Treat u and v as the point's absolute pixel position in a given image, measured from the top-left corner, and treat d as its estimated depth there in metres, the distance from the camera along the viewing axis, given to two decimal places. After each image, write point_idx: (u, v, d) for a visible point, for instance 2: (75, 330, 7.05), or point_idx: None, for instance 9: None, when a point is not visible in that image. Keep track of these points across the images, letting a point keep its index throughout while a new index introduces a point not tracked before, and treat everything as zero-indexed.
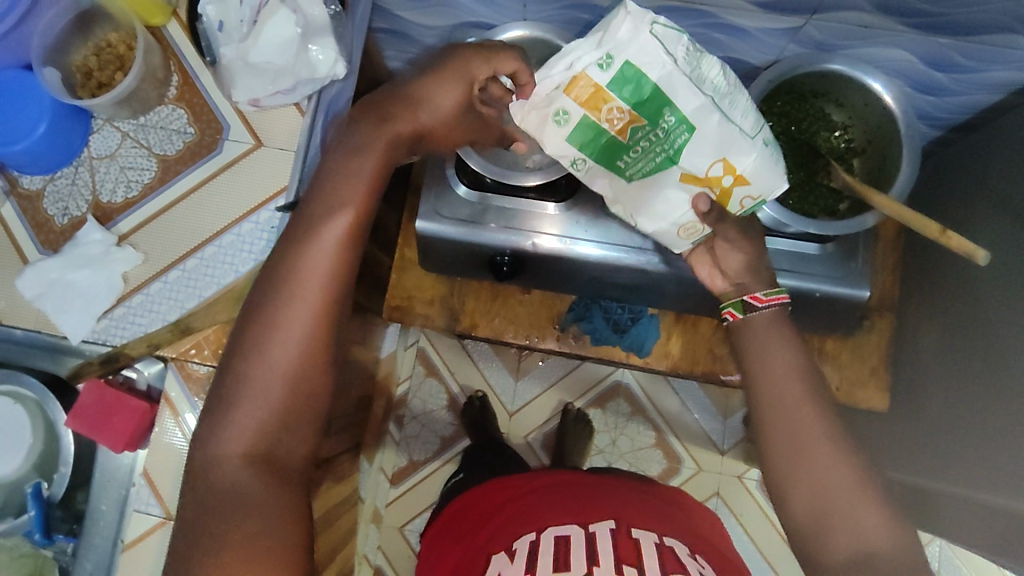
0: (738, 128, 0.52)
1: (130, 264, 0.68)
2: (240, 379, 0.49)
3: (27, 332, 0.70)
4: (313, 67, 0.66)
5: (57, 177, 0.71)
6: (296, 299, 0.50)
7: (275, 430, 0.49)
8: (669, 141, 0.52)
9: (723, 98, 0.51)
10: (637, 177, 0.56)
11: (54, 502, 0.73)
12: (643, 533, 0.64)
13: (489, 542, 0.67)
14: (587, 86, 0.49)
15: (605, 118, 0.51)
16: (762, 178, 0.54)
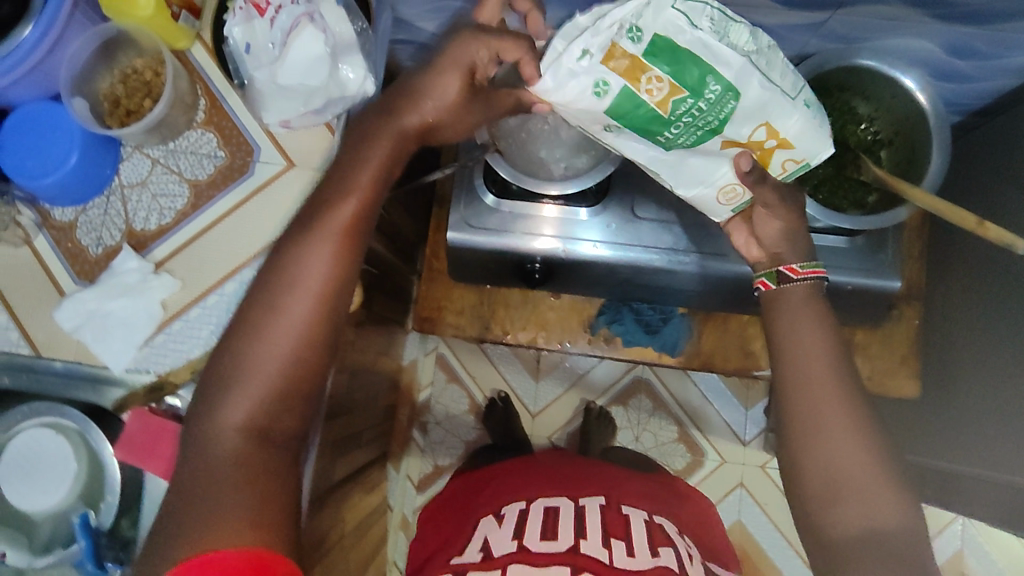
0: (781, 89, 0.49)
1: (167, 291, 0.68)
2: (241, 361, 0.54)
3: (67, 364, 0.69)
4: (343, 87, 0.65)
5: (89, 208, 0.71)
6: (295, 296, 0.55)
7: (266, 417, 0.53)
8: (714, 109, 0.48)
9: (761, 58, 0.48)
10: (677, 148, 0.52)
11: (102, 531, 0.72)
12: (633, 509, 0.72)
13: (483, 511, 0.74)
14: (624, 58, 0.45)
15: (646, 89, 0.47)
16: (805, 142, 0.51)
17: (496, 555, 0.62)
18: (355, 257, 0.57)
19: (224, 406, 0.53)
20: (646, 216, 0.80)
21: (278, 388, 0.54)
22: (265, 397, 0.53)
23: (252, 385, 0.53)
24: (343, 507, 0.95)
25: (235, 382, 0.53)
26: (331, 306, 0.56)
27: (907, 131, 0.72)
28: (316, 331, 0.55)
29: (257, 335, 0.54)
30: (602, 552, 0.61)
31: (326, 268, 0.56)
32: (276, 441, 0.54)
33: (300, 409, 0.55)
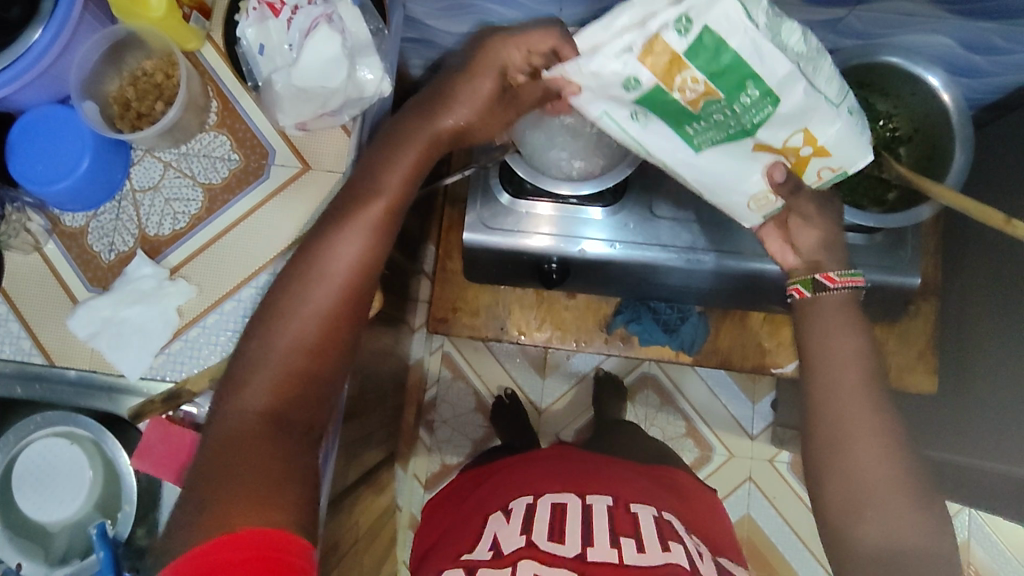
0: (826, 96, 0.47)
1: (183, 297, 0.67)
2: (266, 342, 0.53)
3: (81, 373, 0.68)
4: (360, 88, 0.64)
5: (100, 213, 0.69)
6: (321, 283, 0.54)
7: (288, 402, 0.53)
8: (751, 109, 0.48)
9: (811, 61, 0.46)
10: (705, 146, 0.51)
11: (120, 541, 0.71)
12: (641, 508, 0.70)
13: (489, 506, 0.73)
14: (663, 53, 0.44)
15: (679, 88, 0.46)
16: (842, 150, 0.51)
17: (506, 552, 0.61)
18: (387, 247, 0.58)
19: (248, 389, 0.52)
20: (663, 215, 0.79)
21: (303, 373, 0.53)
22: (290, 382, 0.53)
23: (278, 369, 0.52)
24: (357, 510, 0.95)
25: (259, 366, 0.53)
26: (358, 291, 0.55)
27: (927, 128, 0.71)
28: (342, 315, 0.55)
29: (282, 318, 0.54)
30: (611, 553, 0.61)
31: (356, 251, 0.56)
32: (296, 427, 0.53)
33: (322, 397, 0.54)
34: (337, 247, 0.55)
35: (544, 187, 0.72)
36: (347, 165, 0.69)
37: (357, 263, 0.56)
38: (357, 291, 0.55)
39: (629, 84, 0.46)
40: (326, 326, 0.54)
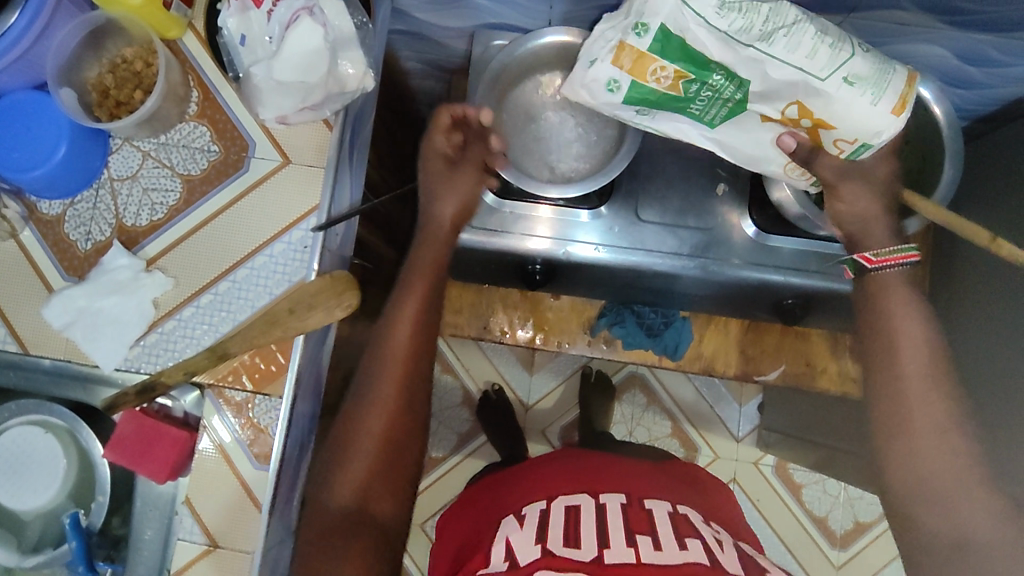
0: (807, 66, 0.54)
1: (159, 289, 0.67)
2: (353, 423, 0.63)
3: (55, 362, 0.67)
4: (342, 82, 0.64)
5: (77, 201, 0.68)
6: (376, 411, 0.62)
7: (370, 495, 0.61)
8: (723, 101, 0.58)
9: (781, 42, 0.54)
10: (717, 122, 0.60)
11: (93, 530, 0.73)
12: (655, 503, 0.66)
13: (503, 512, 0.68)
14: (631, 53, 0.55)
15: (653, 79, 0.57)
16: (850, 114, 0.55)
17: (522, 561, 0.55)
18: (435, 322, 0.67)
19: (333, 489, 0.61)
20: (650, 219, 0.78)
21: (381, 452, 0.62)
22: (366, 475, 0.61)
23: (354, 480, 0.61)
24: None
25: (339, 455, 0.62)
26: (416, 359, 0.65)
27: (917, 142, 0.70)
28: (406, 383, 0.64)
29: (353, 419, 0.62)
30: (629, 552, 0.55)
31: (406, 334, 0.65)
32: (383, 520, 0.61)
33: (401, 488, 0.62)
34: (395, 327, 0.65)
35: (529, 186, 0.69)
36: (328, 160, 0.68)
37: (411, 332, 0.65)
38: (416, 359, 0.64)
39: (610, 84, 0.57)
40: (389, 467, 0.62)
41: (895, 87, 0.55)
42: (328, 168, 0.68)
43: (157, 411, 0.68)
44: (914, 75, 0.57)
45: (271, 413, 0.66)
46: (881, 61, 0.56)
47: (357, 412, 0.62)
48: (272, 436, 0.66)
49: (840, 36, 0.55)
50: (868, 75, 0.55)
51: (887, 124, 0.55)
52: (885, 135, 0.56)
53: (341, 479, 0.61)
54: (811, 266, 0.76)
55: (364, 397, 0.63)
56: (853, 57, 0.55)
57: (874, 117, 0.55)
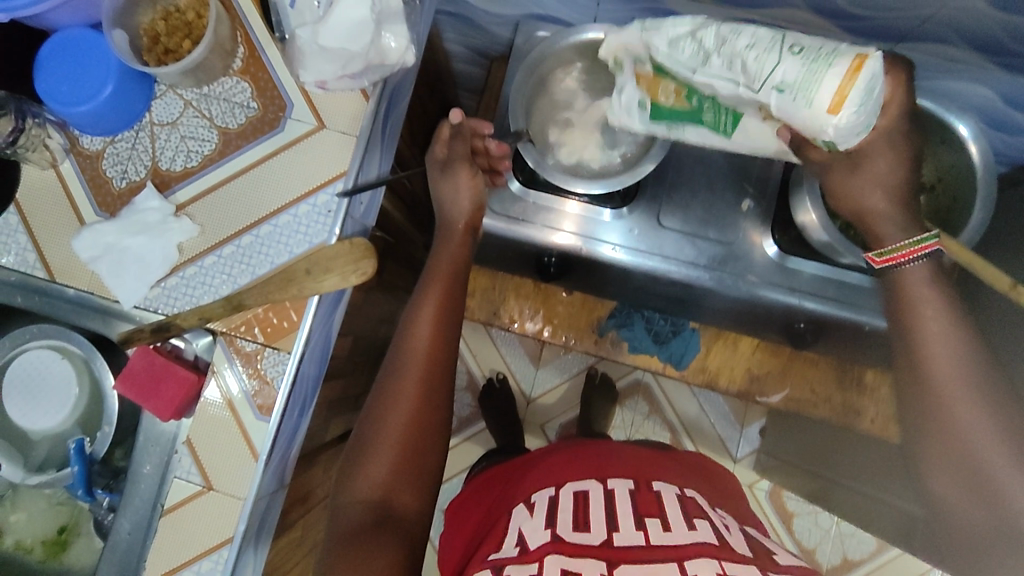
0: (740, 79, 0.54)
1: (185, 235, 0.69)
2: (376, 417, 0.63)
3: (79, 292, 0.70)
4: (384, 55, 0.65)
5: (118, 140, 0.71)
6: (400, 401, 0.63)
7: (393, 492, 0.60)
8: (723, 114, 0.60)
9: (712, 61, 0.56)
10: (731, 131, 0.61)
11: (95, 460, 0.75)
12: (664, 485, 0.68)
13: (513, 499, 0.69)
14: (645, 79, 0.63)
15: (664, 97, 0.62)
16: (798, 118, 0.52)
17: (532, 547, 0.56)
18: (455, 314, 0.69)
19: (357, 484, 0.61)
20: (670, 226, 0.78)
21: (406, 450, 0.62)
22: (391, 470, 0.61)
23: (379, 473, 0.61)
24: (333, 467, 0.96)
25: (364, 453, 0.62)
26: (440, 354, 0.66)
27: (951, 181, 0.69)
28: (431, 380, 0.65)
29: (376, 415, 0.63)
30: (638, 536, 0.56)
31: (430, 333, 0.66)
32: (404, 516, 0.60)
33: (422, 486, 0.62)
34: (416, 327, 0.67)
35: (553, 179, 0.71)
36: (362, 128, 0.69)
37: (436, 323, 0.67)
38: (440, 354, 0.66)
39: (638, 104, 0.65)
40: (411, 456, 0.62)
41: (834, 82, 0.49)
42: (361, 138, 0.69)
43: (170, 351, 0.70)
44: (867, 56, 0.49)
45: (278, 366, 0.68)
46: (820, 56, 0.50)
47: (381, 404, 0.64)
48: (276, 390, 0.68)
49: (773, 43, 0.53)
50: (795, 79, 0.51)
51: (831, 124, 0.50)
52: (834, 134, 0.50)
53: (366, 468, 0.61)
54: (824, 293, 0.76)
55: (389, 395, 0.64)
56: (785, 59, 0.51)
57: (815, 120, 0.51)
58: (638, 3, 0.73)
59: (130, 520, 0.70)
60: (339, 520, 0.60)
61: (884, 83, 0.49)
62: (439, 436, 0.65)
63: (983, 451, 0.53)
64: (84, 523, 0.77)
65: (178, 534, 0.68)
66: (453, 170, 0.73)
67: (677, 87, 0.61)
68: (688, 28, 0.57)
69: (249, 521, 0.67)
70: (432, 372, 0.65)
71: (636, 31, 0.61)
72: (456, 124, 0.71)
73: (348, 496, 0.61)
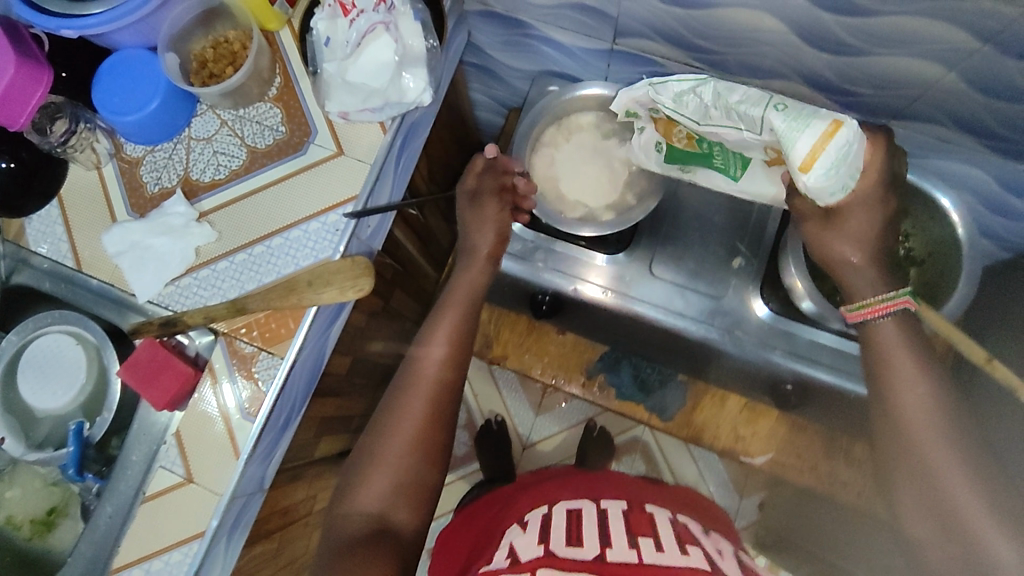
0: (742, 127, 0.60)
1: (204, 240, 0.74)
2: (381, 432, 0.65)
3: (100, 284, 0.76)
4: (402, 92, 0.72)
5: (157, 150, 0.78)
6: (405, 421, 0.65)
7: (393, 507, 0.63)
8: (732, 159, 0.67)
9: (713, 114, 0.61)
10: (738, 172, 0.68)
11: (91, 443, 0.78)
12: (657, 509, 0.69)
13: (508, 518, 0.69)
14: (661, 125, 0.67)
15: (677, 141, 0.68)
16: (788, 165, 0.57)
17: (525, 558, 0.56)
18: (466, 341, 0.71)
19: (358, 496, 0.63)
20: (662, 275, 0.80)
21: (406, 471, 0.64)
22: (392, 484, 0.63)
23: (381, 487, 0.63)
24: (320, 485, 0.97)
25: (365, 469, 0.64)
26: (448, 377, 0.68)
27: (940, 256, 0.71)
28: (437, 401, 0.67)
29: (383, 430, 0.65)
30: (631, 553, 0.57)
31: (442, 354, 0.69)
32: (400, 534, 0.62)
33: (421, 503, 0.64)
34: (429, 348, 0.69)
35: (566, 228, 0.74)
36: (376, 158, 0.75)
37: (450, 346, 0.69)
38: (448, 377, 0.68)
39: (656, 146, 0.71)
40: (412, 473, 0.64)
41: (807, 146, 0.55)
42: (374, 166, 0.75)
43: (173, 345, 0.74)
44: (842, 124, 0.54)
45: (270, 370, 0.71)
46: (801, 115, 0.56)
47: (387, 421, 0.66)
48: (264, 393, 0.71)
49: (761, 99, 0.59)
50: (779, 130, 0.56)
51: (804, 179, 0.56)
52: (807, 188, 0.56)
53: (368, 483, 0.63)
54: (813, 356, 0.76)
55: (396, 413, 0.66)
56: (773, 112, 0.57)
57: (793, 172, 0.57)
58: (647, 67, 0.79)
59: (112, 506, 0.73)
60: (337, 530, 0.62)
61: (858, 148, 0.55)
62: (441, 456, 0.67)
63: (960, 506, 0.53)
64: (73, 506, 0.80)
65: (156, 522, 0.70)
66: (480, 202, 0.75)
67: (689, 133, 0.66)
68: (691, 83, 0.61)
69: (223, 517, 0.69)
70: (438, 393, 0.67)
71: (644, 87, 0.63)
72: (489, 159, 0.76)
73: (347, 507, 0.63)
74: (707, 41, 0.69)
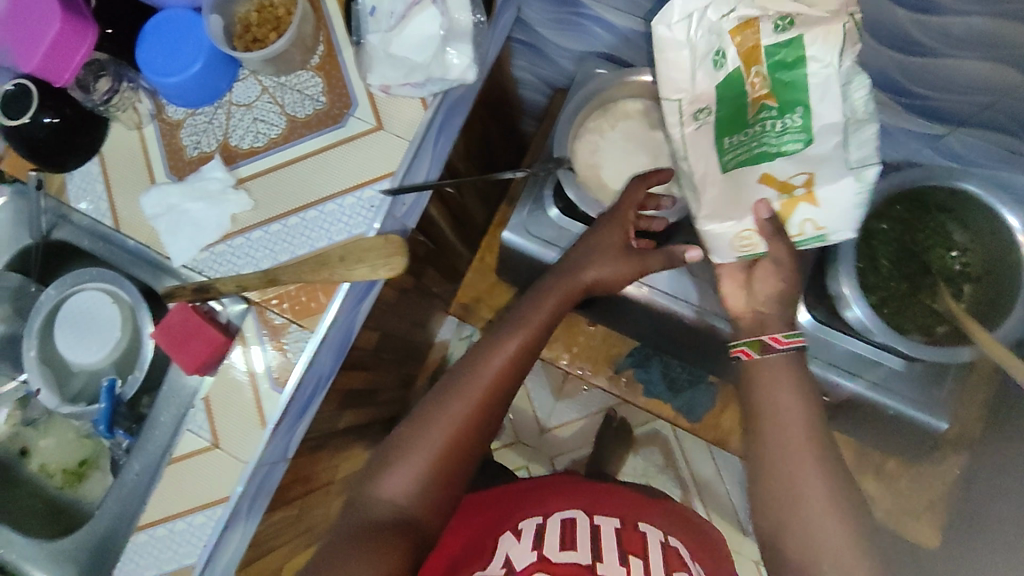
0: (845, 156, 0.50)
1: (240, 207, 0.74)
2: (422, 427, 0.61)
3: (136, 244, 0.76)
4: (445, 69, 0.71)
5: (198, 113, 0.77)
6: (450, 422, 0.60)
7: (417, 503, 0.59)
8: (793, 128, 0.51)
9: (827, 103, 0.50)
10: (732, 165, 0.54)
11: (123, 401, 0.79)
12: (649, 529, 0.68)
13: (502, 519, 0.68)
14: (750, 37, 0.51)
15: (751, 75, 0.52)
16: (833, 210, 0.52)
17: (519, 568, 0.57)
18: (531, 357, 0.65)
19: (384, 485, 0.59)
20: (699, 275, 0.77)
21: (438, 470, 0.60)
22: (420, 485, 0.59)
23: (409, 481, 0.59)
24: (342, 456, 0.99)
25: (398, 459, 0.60)
26: (504, 391, 0.63)
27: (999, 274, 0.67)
28: (487, 411, 0.62)
29: (425, 423, 0.61)
30: (622, 569, 0.58)
31: (506, 365, 0.63)
32: (419, 531, 0.59)
33: (444, 508, 0.61)
34: (495, 353, 0.63)
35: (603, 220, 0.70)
36: (415, 135, 0.73)
37: (519, 354, 0.63)
38: (503, 390, 0.63)
39: (713, 54, 0.53)
40: (444, 477, 0.60)
41: (842, 200, 0.51)
42: (413, 142, 0.73)
43: (205, 311, 0.73)
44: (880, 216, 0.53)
45: (299, 343, 0.72)
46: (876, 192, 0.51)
47: (433, 415, 0.61)
48: (294, 364, 0.71)
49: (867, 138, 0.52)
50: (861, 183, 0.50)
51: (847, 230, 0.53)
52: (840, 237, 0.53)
53: (395, 478, 0.59)
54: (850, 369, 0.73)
55: (444, 408, 0.61)
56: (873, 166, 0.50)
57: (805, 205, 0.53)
58: None
59: (139, 465, 0.74)
60: (354, 515, 0.59)
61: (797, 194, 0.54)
62: (473, 468, 0.63)
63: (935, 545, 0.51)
64: (103, 458, 0.83)
65: (180, 484, 0.71)
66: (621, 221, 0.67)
67: (768, 81, 0.51)
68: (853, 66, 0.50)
69: (248, 485, 0.70)
70: (493, 403, 0.62)
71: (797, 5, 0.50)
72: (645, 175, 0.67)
73: (373, 495, 0.59)
74: None
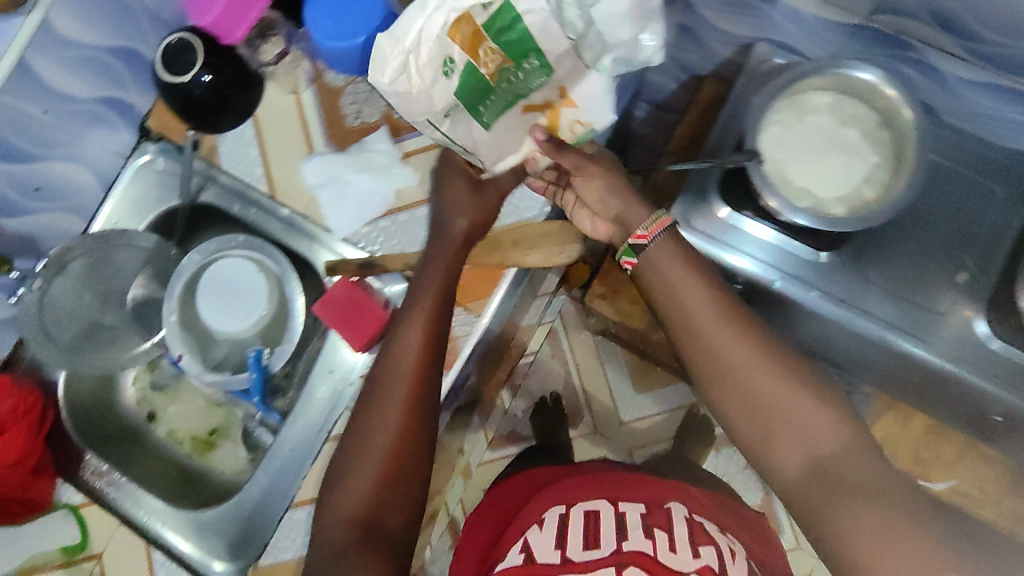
0: (611, 59, 0.48)
1: (405, 182, 0.71)
2: (369, 412, 0.57)
3: (292, 214, 0.75)
4: None
5: (358, 81, 0.73)
6: (385, 413, 0.56)
7: (374, 518, 0.54)
8: (533, 69, 0.47)
9: (585, 36, 0.46)
10: (492, 121, 0.50)
11: (270, 372, 0.76)
12: (676, 505, 0.61)
13: (522, 516, 0.61)
14: (467, 28, 0.43)
15: (484, 60, 0.45)
16: (600, 106, 0.51)
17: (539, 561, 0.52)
18: (443, 322, 0.60)
19: (340, 501, 0.55)
20: (875, 281, 0.74)
21: (384, 478, 0.55)
22: (364, 497, 0.54)
23: (355, 496, 0.54)
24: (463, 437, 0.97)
25: (350, 462, 0.56)
26: (425, 368, 0.58)
27: None
28: (420, 391, 0.57)
29: (369, 412, 0.57)
30: (646, 544, 0.53)
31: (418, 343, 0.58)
32: (384, 541, 0.54)
33: (409, 510, 0.56)
34: (405, 328, 0.59)
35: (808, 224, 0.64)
36: None
37: (425, 333, 0.58)
38: (424, 369, 0.58)
39: (443, 61, 0.45)
40: (388, 490, 0.55)
41: (594, 93, 0.50)
42: None
43: (366, 287, 0.72)
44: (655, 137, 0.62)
45: (466, 326, 0.70)
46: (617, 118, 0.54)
47: (370, 397, 0.57)
48: (460, 347, 0.70)
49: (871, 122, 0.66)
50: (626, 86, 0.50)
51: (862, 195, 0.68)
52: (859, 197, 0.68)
53: (344, 489, 0.55)
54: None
55: (376, 393, 0.57)
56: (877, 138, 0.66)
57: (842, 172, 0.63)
58: (893, 49, 0.69)
59: (293, 439, 0.73)
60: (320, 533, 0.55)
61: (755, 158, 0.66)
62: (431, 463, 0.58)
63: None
64: (234, 428, 0.82)
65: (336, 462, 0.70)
66: None
67: (502, 53, 0.45)
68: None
69: None
70: (416, 382, 0.57)
71: None
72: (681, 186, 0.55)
73: (334, 510, 0.55)
74: (978, 21, 0.59)
